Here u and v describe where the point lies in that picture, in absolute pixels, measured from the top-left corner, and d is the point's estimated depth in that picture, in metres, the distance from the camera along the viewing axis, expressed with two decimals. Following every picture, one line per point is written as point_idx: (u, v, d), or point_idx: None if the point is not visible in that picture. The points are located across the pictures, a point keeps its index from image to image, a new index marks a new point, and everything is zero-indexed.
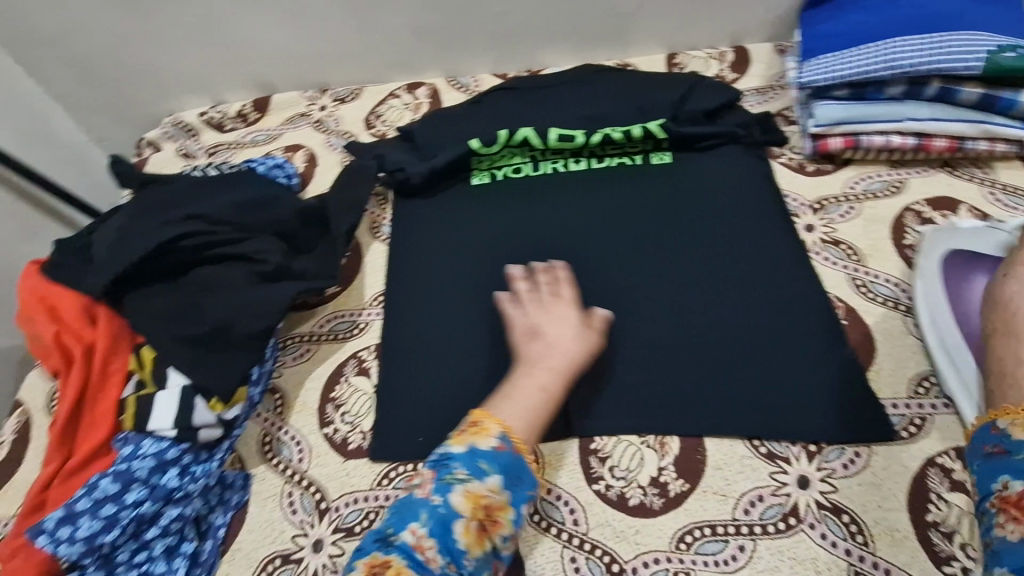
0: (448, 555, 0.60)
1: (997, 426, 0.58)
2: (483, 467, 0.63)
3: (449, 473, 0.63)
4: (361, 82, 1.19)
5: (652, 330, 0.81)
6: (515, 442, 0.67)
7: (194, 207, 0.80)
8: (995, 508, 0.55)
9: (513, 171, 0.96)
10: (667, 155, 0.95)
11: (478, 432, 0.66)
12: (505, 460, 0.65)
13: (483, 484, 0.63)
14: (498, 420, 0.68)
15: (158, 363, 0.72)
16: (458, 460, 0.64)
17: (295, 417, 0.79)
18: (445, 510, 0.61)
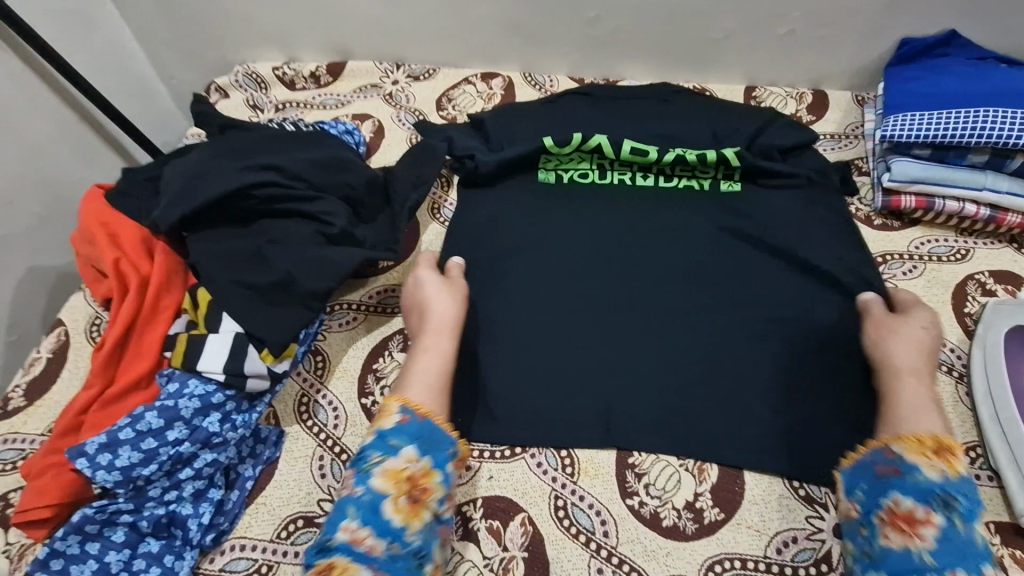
0: (388, 534, 0.61)
1: (892, 450, 0.66)
2: (393, 444, 0.65)
3: (364, 462, 0.64)
4: (436, 63, 1.19)
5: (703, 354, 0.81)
6: (420, 412, 0.69)
7: (268, 158, 0.79)
8: (882, 522, 0.63)
9: (580, 175, 0.95)
10: (736, 185, 0.94)
11: (381, 416, 0.68)
12: (413, 429, 0.67)
13: (398, 458, 0.65)
14: (399, 397, 0.70)
15: (215, 305, 0.72)
16: (370, 447, 0.66)
17: (335, 381, 0.78)
18: (369, 496, 0.62)
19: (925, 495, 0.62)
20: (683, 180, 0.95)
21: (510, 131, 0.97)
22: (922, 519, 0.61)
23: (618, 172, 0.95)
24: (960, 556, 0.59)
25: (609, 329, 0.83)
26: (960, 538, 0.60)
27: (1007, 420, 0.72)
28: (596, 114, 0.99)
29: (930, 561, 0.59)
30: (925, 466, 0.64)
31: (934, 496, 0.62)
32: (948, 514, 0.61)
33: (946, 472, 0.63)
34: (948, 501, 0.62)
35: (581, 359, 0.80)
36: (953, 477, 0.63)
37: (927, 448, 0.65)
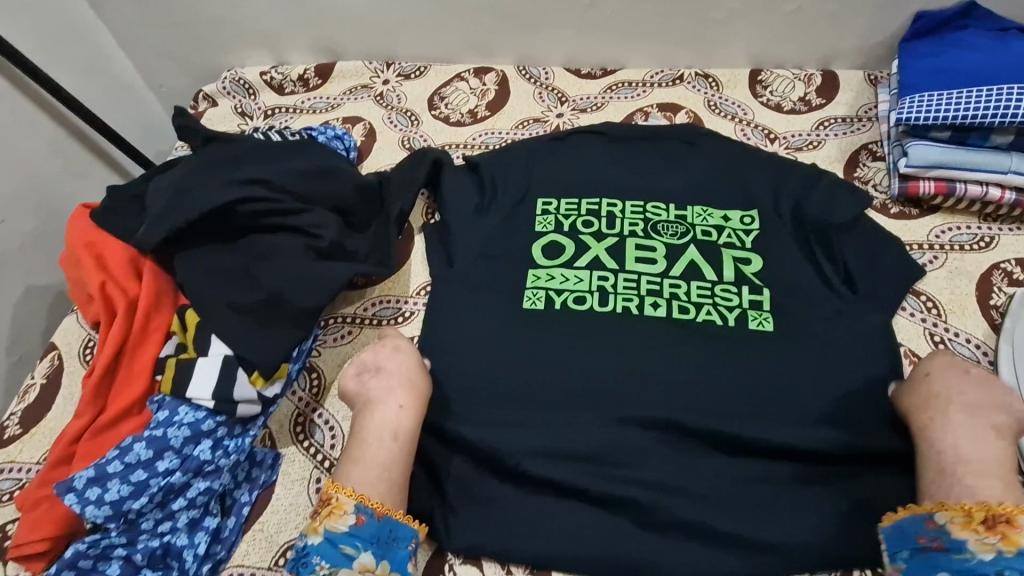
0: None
1: (936, 520, 0.62)
2: (344, 552, 0.62)
3: (309, 573, 0.61)
4: (427, 60, 1.15)
5: (714, 360, 0.78)
6: (374, 508, 0.64)
7: (254, 170, 0.76)
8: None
9: (575, 300, 0.82)
10: (766, 297, 0.82)
11: (330, 514, 0.63)
12: (369, 532, 0.63)
13: (350, 569, 0.61)
14: (349, 490, 0.65)
15: (202, 327, 0.70)
16: (317, 553, 0.62)
17: (331, 399, 0.76)
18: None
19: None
20: (715, 284, 0.83)
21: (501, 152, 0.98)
22: None
23: (627, 283, 0.84)
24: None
25: (614, 336, 0.80)
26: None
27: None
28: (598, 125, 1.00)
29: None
30: (976, 542, 0.59)
31: None
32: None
33: (1001, 549, 0.58)
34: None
35: (585, 367, 0.78)
36: (1008, 554, 0.58)
37: (975, 522, 0.60)
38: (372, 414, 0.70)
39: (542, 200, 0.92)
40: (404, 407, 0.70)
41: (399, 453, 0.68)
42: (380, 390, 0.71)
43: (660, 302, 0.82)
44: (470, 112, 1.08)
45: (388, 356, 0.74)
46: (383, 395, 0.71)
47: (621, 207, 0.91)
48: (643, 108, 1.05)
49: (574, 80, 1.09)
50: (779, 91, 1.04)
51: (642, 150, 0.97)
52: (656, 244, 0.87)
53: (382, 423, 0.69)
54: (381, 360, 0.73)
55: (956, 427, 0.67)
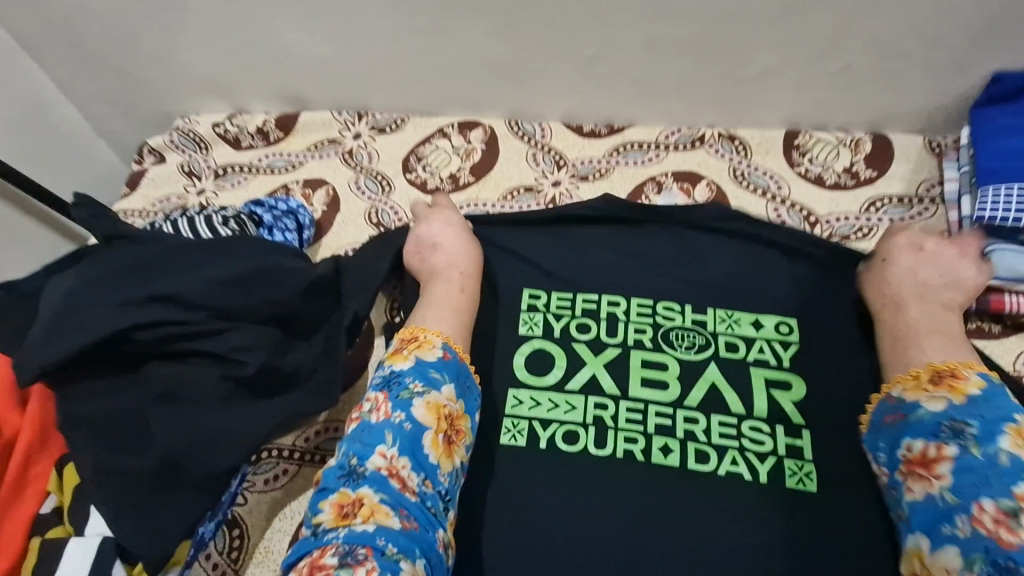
0: (423, 470, 0.59)
1: (892, 395, 0.63)
2: (435, 376, 0.63)
3: (403, 390, 0.62)
4: (405, 111, 0.99)
5: (734, 531, 0.62)
6: (459, 351, 0.67)
7: (164, 282, 0.61)
8: (903, 475, 0.59)
9: (567, 437, 0.67)
10: (803, 442, 0.65)
11: (420, 345, 0.65)
12: (454, 366, 0.65)
13: (439, 393, 0.62)
14: (437, 332, 0.67)
15: (81, 493, 0.55)
16: (409, 375, 0.63)
17: (254, 568, 0.62)
18: (410, 427, 0.60)
19: (931, 431, 0.58)
20: (743, 420, 0.66)
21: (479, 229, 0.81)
22: (935, 457, 0.57)
23: (630, 415, 0.67)
24: (984, 482, 0.54)
25: (611, 490, 0.64)
26: (980, 467, 0.55)
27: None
28: (601, 200, 0.84)
29: (953, 502, 0.55)
30: (926, 400, 0.60)
31: (941, 429, 0.58)
32: (962, 444, 0.57)
33: (951, 398, 0.59)
34: (957, 430, 0.57)
35: (571, 533, 0.63)
36: (958, 402, 0.59)
37: (922, 382, 0.61)
38: (439, 285, 0.71)
39: (529, 292, 0.76)
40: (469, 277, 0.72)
41: (470, 306, 0.70)
42: (446, 261, 0.73)
43: (671, 445, 0.65)
44: (451, 176, 0.92)
45: (449, 235, 0.75)
46: (447, 267, 0.73)
47: (625, 306, 0.74)
48: (656, 177, 0.88)
49: (575, 140, 0.93)
50: (820, 159, 0.87)
51: (651, 232, 0.81)
52: (667, 360, 0.70)
53: (451, 281, 0.71)
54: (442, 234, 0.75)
55: (915, 303, 0.67)
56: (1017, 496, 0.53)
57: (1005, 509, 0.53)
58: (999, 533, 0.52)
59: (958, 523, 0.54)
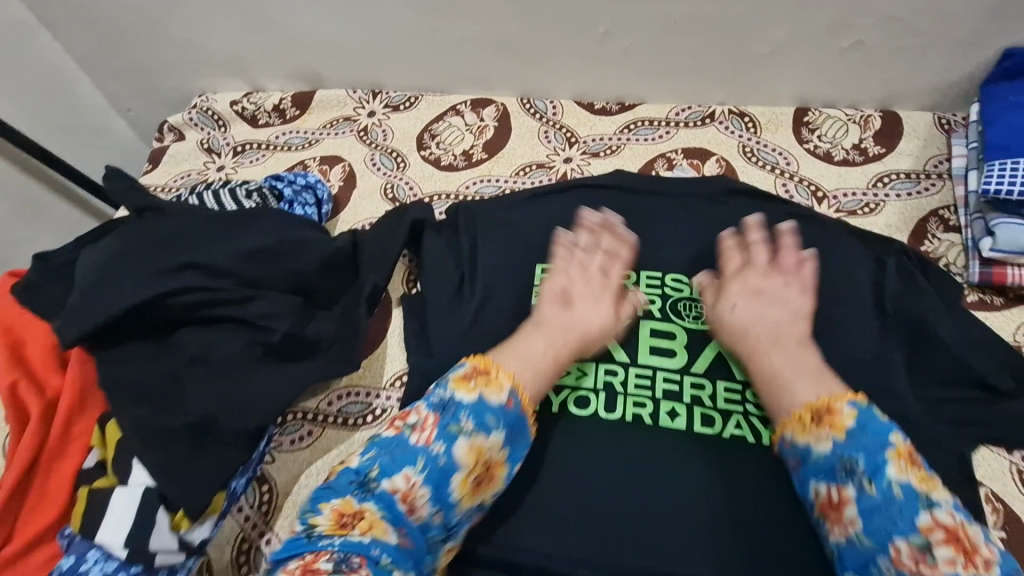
0: (439, 504, 0.56)
1: (786, 439, 0.60)
2: (490, 421, 0.58)
3: (454, 424, 0.57)
4: (419, 89, 1.00)
5: (740, 493, 0.64)
6: (524, 400, 0.62)
7: (194, 251, 0.64)
8: (821, 517, 0.57)
9: (578, 402, 0.70)
10: None
11: (487, 382, 0.60)
12: (513, 417, 0.60)
13: (486, 438, 0.58)
14: (510, 373, 0.62)
15: (121, 447, 0.58)
16: (465, 409, 0.58)
17: (282, 521, 0.65)
18: (444, 463, 0.56)
19: (830, 473, 0.56)
20: (747, 386, 0.69)
21: (491, 208, 0.84)
22: (840, 500, 0.55)
23: (639, 380, 0.70)
24: (891, 519, 0.51)
25: (620, 453, 0.67)
26: (877, 504, 0.53)
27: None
28: (611, 177, 0.86)
29: (869, 545, 0.52)
30: (815, 441, 0.57)
31: (838, 470, 0.55)
32: (859, 483, 0.54)
33: (834, 437, 0.56)
34: (850, 469, 0.55)
35: (581, 495, 0.65)
36: (842, 439, 0.56)
37: (808, 424, 0.58)
38: (537, 334, 0.68)
39: (542, 267, 0.79)
40: (567, 345, 0.68)
41: (547, 369, 0.66)
42: (561, 321, 0.69)
43: (678, 408, 0.68)
44: (464, 153, 0.94)
45: (582, 298, 0.71)
46: (559, 327, 0.69)
47: (635, 278, 0.77)
48: (666, 154, 0.90)
49: (586, 117, 0.95)
50: (829, 136, 0.88)
51: (659, 207, 0.82)
52: (674, 329, 0.73)
53: (552, 341, 0.68)
54: (575, 296, 0.72)
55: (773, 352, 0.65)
56: (923, 529, 0.50)
57: (917, 546, 0.50)
58: (921, 571, 0.49)
59: (884, 565, 0.51)
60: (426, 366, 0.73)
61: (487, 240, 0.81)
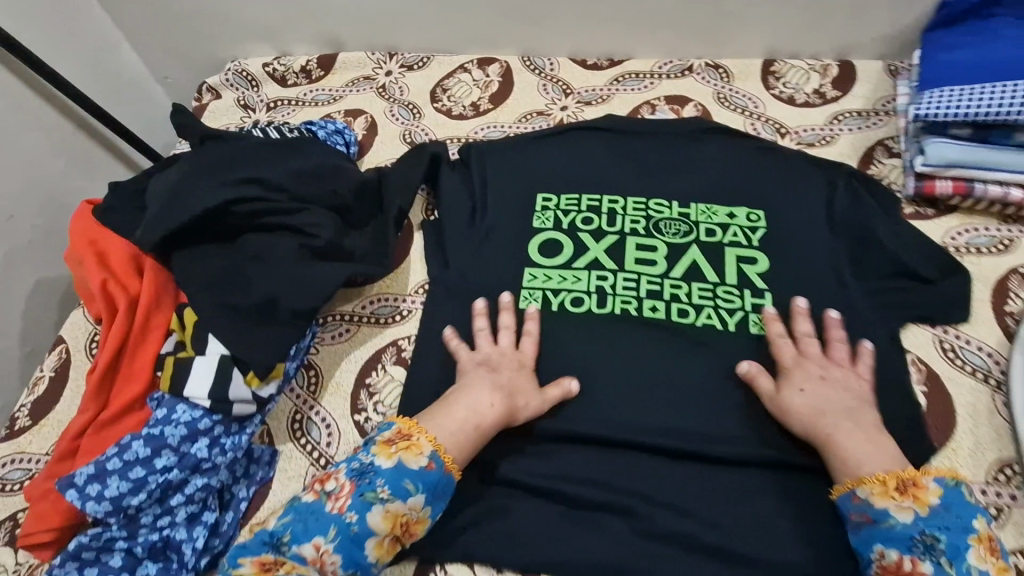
0: (353, 566, 0.62)
1: (858, 496, 0.64)
2: (409, 487, 0.64)
3: (369, 491, 0.64)
4: (430, 51, 1.13)
5: (712, 365, 0.76)
6: (447, 461, 0.67)
7: (253, 171, 0.76)
8: None
9: (573, 302, 0.81)
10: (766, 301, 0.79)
11: (408, 449, 0.66)
12: (434, 479, 0.66)
13: (403, 503, 0.64)
14: (431, 436, 0.68)
15: (198, 326, 0.71)
16: (382, 475, 0.65)
17: (327, 398, 0.77)
18: (356, 530, 0.62)
19: (907, 543, 0.61)
20: (718, 285, 0.81)
21: (498, 148, 0.96)
22: (910, 569, 0.60)
23: (626, 283, 0.82)
24: None
25: (610, 339, 0.79)
26: None
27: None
28: (601, 120, 0.98)
29: None
30: (895, 509, 0.62)
31: (915, 542, 0.60)
32: (936, 560, 0.59)
33: (916, 510, 0.62)
34: (929, 544, 0.60)
35: (578, 371, 0.77)
36: (924, 513, 0.61)
37: (890, 489, 0.63)
38: (466, 394, 0.72)
39: (542, 195, 0.91)
40: (495, 410, 0.71)
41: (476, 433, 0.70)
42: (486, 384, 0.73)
43: (659, 305, 0.80)
44: (472, 104, 1.06)
45: (507, 367, 0.75)
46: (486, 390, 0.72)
47: (622, 203, 0.89)
48: (650, 101, 1.02)
49: (580, 72, 1.07)
50: (793, 83, 1.00)
51: (644, 144, 0.95)
52: (657, 243, 0.85)
53: (473, 408, 0.71)
54: (496, 361, 0.76)
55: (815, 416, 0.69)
56: None
57: None
58: None
59: None
60: (444, 276, 0.85)
61: (494, 173, 0.93)
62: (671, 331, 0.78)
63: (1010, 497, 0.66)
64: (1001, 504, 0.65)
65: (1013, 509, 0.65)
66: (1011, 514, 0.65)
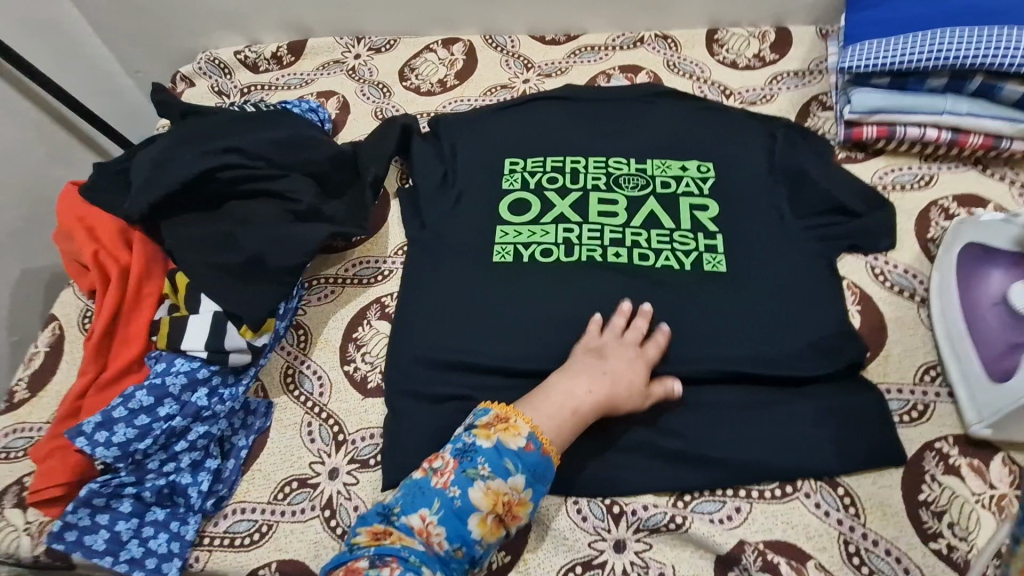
0: (458, 540, 0.65)
1: None
2: (508, 466, 0.67)
3: (471, 468, 0.67)
4: (397, 34, 1.18)
5: (674, 299, 0.83)
6: (543, 443, 0.69)
7: (234, 140, 0.81)
8: None
9: (543, 252, 0.88)
10: (717, 241, 0.86)
11: (507, 429, 0.69)
12: (533, 460, 0.68)
13: (504, 482, 0.67)
14: (528, 419, 0.70)
15: (191, 287, 0.75)
16: (483, 454, 0.67)
17: (317, 351, 0.82)
18: (460, 504, 0.65)
19: None
20: (674, 231, 0.88)
21: (466, 120, 1.02)
22: None
23: (591, 233, 0.89)
24: None
25: (579, 284, 0.85)
26: None
27: (956, 340, 0.76)
28: (561, 89, 1.05)
29: None
30: None
31: None
32: None
33: None
34: None
35: (552, 312, 0.83)
36: None
37: None
38: (572, 375, 0.75)
39: (509, 159, 0.97)
40: (592, 398, 0.73)
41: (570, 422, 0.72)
42: (597, 370, 0.75)
43: (621, 251, 0.87)
44: (439, 81, 1.12)
45: (619, 356, 0.76)
46: (592, 374, 0.74)
47: (584, 162, 0.96)
48: (605, 71, 1.09)
49: (540, 47, 1.14)
50: (735, 49, 1.08)
51: (601, 109, 1.02)
52: (617, 197, 0.92)
53: (570, 394, 0.72)
54: (609, 350, 0.77)
55: None
56: None
57: None
58: None
59: None
60: (421, 237, 0.91)
61: (463, 142, 0.99)
62: (634, 273, 0.85)
63: (933, 395, 0.77)
64: (927, 401, 0.76)
65: (937, 404, 0.76)
66: (935, 408, 0.76)
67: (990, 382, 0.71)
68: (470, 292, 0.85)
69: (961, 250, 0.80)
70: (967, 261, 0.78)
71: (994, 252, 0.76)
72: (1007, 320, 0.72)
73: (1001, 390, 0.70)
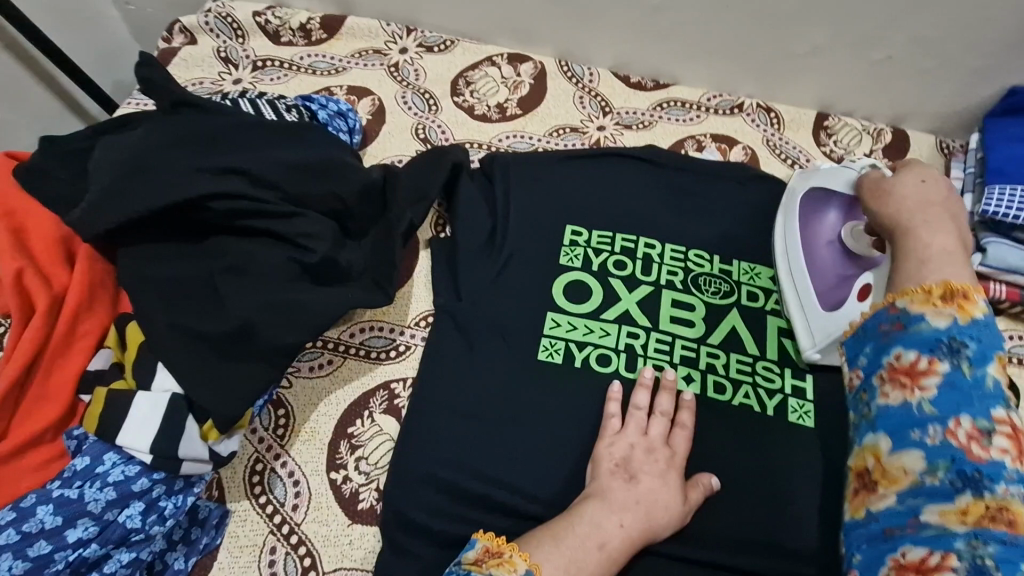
0: None
1: (895, 305, 0.55)
2: None
3: None
4: (455, 33, 0.97)
5: (749, 455, 0.68)
6: None
7: (238, 157, 0.61)
8: (884, 380, 0.54)
9: (600, 360, 0.71)
10: (806, 384, 0.72)
11: (501, 564, 0.52)
12: None
13: None
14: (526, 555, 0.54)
15: (145, 351, 0.55)
16: None
17: (299, 445, 0.64)
18: None
19: (929, 344, 0.52)
20: (758, 360, 0.73)
21: (526, 162, 0.83)
22: (924, 369, 0.52)
23: (659, 345, 0.73)
24: (968, 401, 0.49)
25: None
26: (967, 385, 0.50)
27: (796, 272, 0.74)
28: (644, 148, 0.87)
29: (931, 412, 0.50)
30: (931, 314, 0.53)
31: (939, 344, 0.52)
32: (956, 361, 0.51)
33: (956, 317, 0.52)
34: (955, 348, 0.51)
35: None
36: (962, 321, 0.52)
37: (933, 296, 0.53)
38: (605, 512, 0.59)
39: (572, 228, 0.79)
40: (625, 530, 0.58)
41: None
42: (625, 499, 0.60)
43: (694, 375, 0.71)
44: (498, 106, 0.93)
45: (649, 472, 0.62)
46: (621, 505, 0.59)
47: (660, 249, 0.79)
48: (695, 136, 0.92)
49: (621, 89, 0.96)
50: (844, 143, 0.93)
51: (688, 184, 0.85)
52: (695, 302, 0.76)
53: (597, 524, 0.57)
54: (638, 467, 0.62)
55: None
56: (995, 418, 0.49)
57: (981, 427, 0.48)
58: (971, 447, 0.48)
59: (929, 432, 0.50)
60: (453, 310, 0.72)
61: (521, 190, 0.80)
62: (706, 411, 0.70)
63: None
64: None
65: None
66: None
67: (824, 313, 0.71)
68: (505, 399, 0.67)
69: (805, 199, 0.78)
70: (810, 204, 0.77)
71: (832, 195, 0.76)
72: (846, 254, 0.72)
73: (836, 315, 0.70)
